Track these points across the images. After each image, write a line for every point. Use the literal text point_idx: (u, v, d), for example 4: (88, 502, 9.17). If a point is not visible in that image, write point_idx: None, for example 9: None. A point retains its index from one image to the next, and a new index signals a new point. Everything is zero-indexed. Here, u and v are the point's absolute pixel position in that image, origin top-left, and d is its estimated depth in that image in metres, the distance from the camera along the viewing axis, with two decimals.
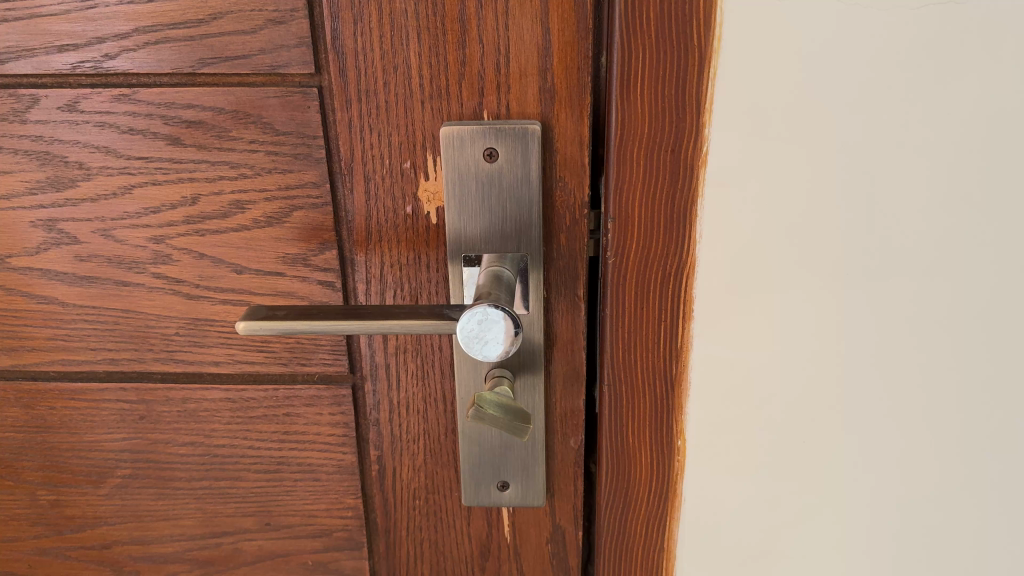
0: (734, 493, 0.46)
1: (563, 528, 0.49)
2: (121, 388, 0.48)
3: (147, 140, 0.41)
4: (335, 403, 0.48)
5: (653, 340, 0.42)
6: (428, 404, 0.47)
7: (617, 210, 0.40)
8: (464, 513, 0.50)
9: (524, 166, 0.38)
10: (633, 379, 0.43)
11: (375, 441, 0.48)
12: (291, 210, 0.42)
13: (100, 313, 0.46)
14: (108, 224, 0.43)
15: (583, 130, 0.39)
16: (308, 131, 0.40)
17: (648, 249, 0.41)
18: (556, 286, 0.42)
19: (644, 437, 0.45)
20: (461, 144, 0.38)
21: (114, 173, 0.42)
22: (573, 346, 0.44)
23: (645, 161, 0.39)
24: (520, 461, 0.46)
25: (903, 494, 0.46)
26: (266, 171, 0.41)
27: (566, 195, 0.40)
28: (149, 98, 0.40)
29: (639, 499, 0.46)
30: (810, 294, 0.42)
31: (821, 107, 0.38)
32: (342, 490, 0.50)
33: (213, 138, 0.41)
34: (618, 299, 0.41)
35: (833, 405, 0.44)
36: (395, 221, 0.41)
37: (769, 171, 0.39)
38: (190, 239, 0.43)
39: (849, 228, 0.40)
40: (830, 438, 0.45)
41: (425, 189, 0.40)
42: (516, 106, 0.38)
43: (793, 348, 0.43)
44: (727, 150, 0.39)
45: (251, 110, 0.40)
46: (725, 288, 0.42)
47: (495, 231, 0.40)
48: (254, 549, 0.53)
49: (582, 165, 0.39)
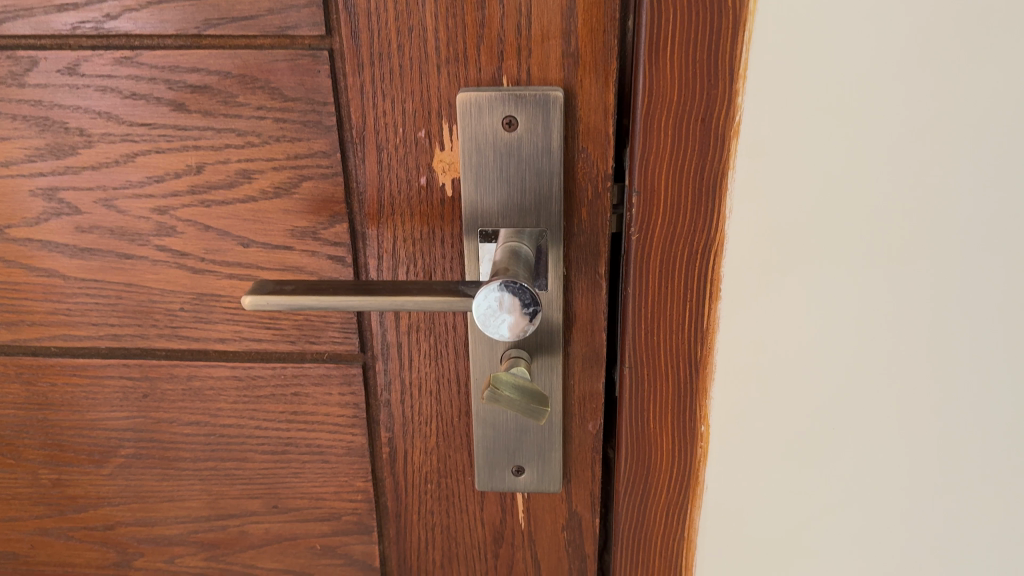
0: (756, 481, 0.45)
1: (580, 515, 0.47)
2: (124, 364, 0.47)
3: (150, 106, 0.39)
4: (345, 382, 0.46)
5: (678, 321, 0.41)
6: (442, 384, 0.45)
7: (642, 183, 0.38)
8: (477, 499, 0.48)
9: (544, 136, 0.36)
10: (656, 361, 0.41)
11: (386, 422, 0.47)
12: (300, 180, 0.40)
13: (102, 287, 0.44)
14: (110, 193, 0.42)
15: (608, 98, 0.37)
16: (318, 97, 0.38)
17: (674, 225, 0.38)
18: (577, 263, 0.40)
19: (667, 422, 0.43)
20: (479, 111, 0.36)
21: (117, 140, 0.40)
22: (593, 327, 0.42)
23: (673, 132, 0.37)
24: (536, 445, 0.44)
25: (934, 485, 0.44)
26: (274, 139, 0.39)
27: (588, 167, 0.38)
28: (152, 61, 0.38)
29: (659, 486, 0.45)
30: (844, 274, 0.40)
31: (863, 75, 0.36)
32: (352, 472, 0.48)
33: (219, 104, 0.39)
34: (641, 278, 0.39)
35: (864, 392, 0.42)
36: (409, 193, 0.39)
37: (805, 144, 0.37)
38: (195, 209, 0.41)
39: (887, 205, 0.39)
40: (860, 425, 0.43)
41: (441, 159, 0.38)
42: (537, 72, 0.36)
43: (825, 330, 0.41)
44: (760, 121, 0.37)
45: (258, 74, 0.38)
46: (754, 267, 0.40)
47: (514, 204, 0.38)
48: (261, 532, 0.51)
49: (607, 135, 0.37)
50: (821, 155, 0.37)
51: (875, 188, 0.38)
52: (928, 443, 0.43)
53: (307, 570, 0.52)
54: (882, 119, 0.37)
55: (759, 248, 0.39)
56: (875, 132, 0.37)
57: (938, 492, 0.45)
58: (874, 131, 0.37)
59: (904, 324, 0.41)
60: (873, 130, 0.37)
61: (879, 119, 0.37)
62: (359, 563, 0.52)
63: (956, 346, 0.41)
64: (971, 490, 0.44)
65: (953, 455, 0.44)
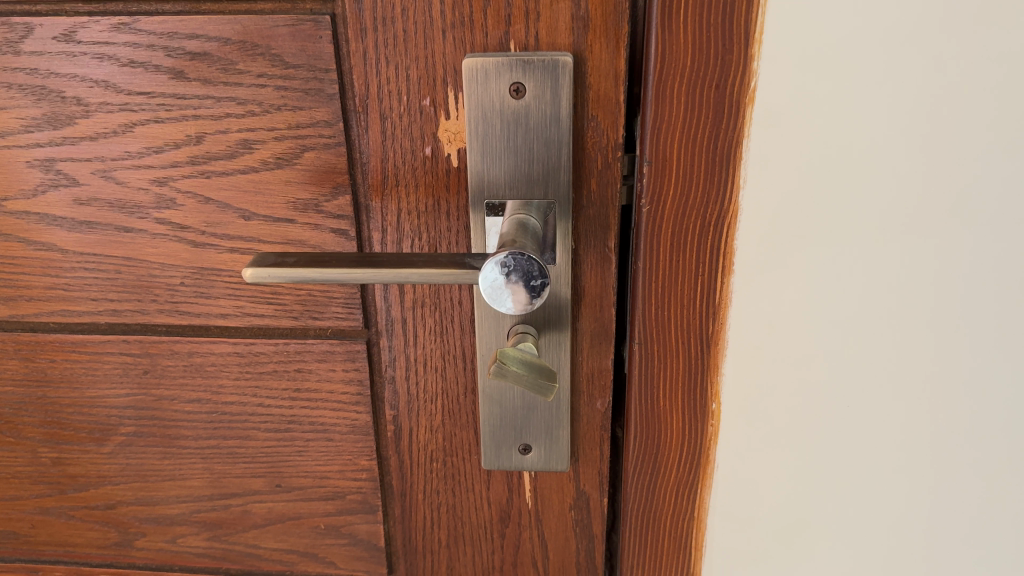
0: (766, 458, 0.44)
1: (588, 494, 0.47)
2: (124, 341, 0.46)
3: (148, 74, 0.38)
4: (349, 359, 0.45)
5: (689, 296, 0.40)
6: (447, 361, 0.44)
7: (653, 153, 0.37)
8: (483, 478, 0.47)
9: (553, 103, 0.35)
10: (666, 337, 0.41)
11: (391, 400, 0.46)
12: (302, 150, 0.39)
13: (102, 261, 0.44)
14: (109, 164, 0.41)
15: (619, 64, 0.36)
16: (320, 64, 0.37)
17: (687, 197, 0.37)
18: (585, 236, 0.39)
19: (678, 399, 0.42)
20: (486, 77, 0.35)
21: (115, 109, 0.39)
22: (602, 302, 0.41)
23: (685, 99, 0.36)
24: (543, 423, 0.43)
25: (949, 466, 0.44)
26: (275, 108, 0.38)
27: (597, 136, 0.37)
28: (150, 28, 0.37)
29: (669, 465, 0.44)
30: (859, 248, 0.39)
31: (883, 39, 0.35)
32: (356, 451, 0.48)
33: (218, 72, 0.38)
34: (652, 250, 0.38)
35: (879, 370, 0.41)
36: (413, 163, 0.38)
37: (820, 113, 0.36)
38: (195, 181, 0.40)
39: (905, 177, 0.37)
40: (875, 403, 0.42)
41: (446, 128, 0.37)
42: (545, 36, 0.35)
43: (840, 306, 0.40)
44: (775, 88, 0.36)
45: (259, 40, 0.37)
46: (767, 241, 0.39)
47: (521, 175, 0.37)
48: (264, 511, 0.51)
49: (617, 103, 0.36)
50: (838, 124, 0.36)
51: (893, 159, 0.37)
52: (944, 423, 0.42)
53: (310, 550, 0.52)
54: (902, 87, 0.36)
55: (772, 221, 0.38)
56: (895, 101, 0.36)
57: (953, 473, 0.44)
58: (893, 99, 0.36)
59: (922, 300, 0.40)
60: (893, 98, 0.36)
61: (898, 87, 0.36)
62: (363, 543, 0.51)
63: (974, 323, 0.40)
64: (988, 471, 0.43)
65: (969, 436, 0.43)
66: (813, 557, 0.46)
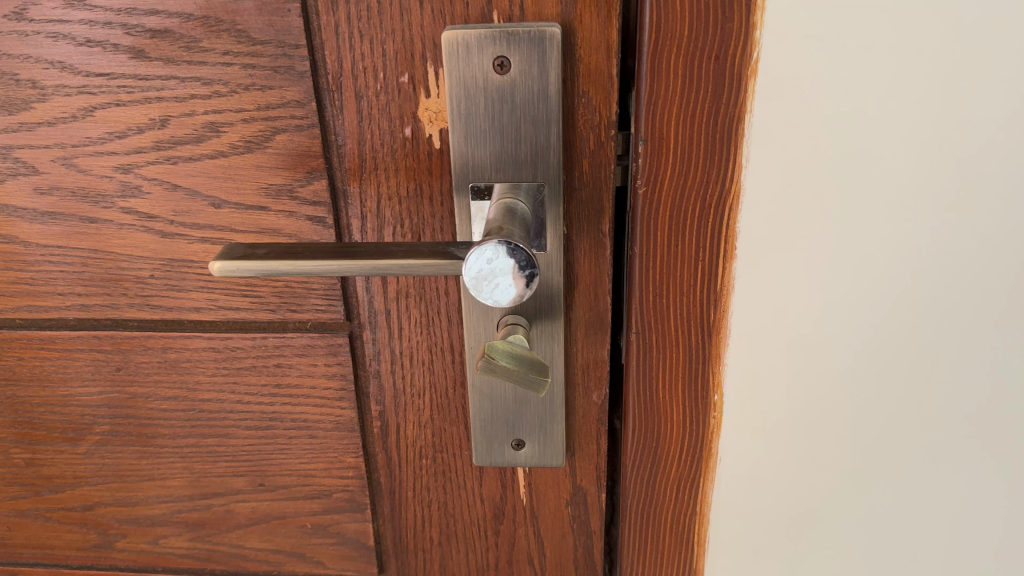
0: (772, 449, 0.42)
1: (585, 489, 0.44)
2: (94, 337, 0.44)
3: (107, 53, 0.36)
4: (331, 353, 0.42)
5: (689, 283, 0.37)
6: (435, 354, 0.42)
7: (649, 131, 0.34)
8: (476, 474, 0.45)
9: (541, 79, 0.33)
10: (665, 325, 0.38)
11: (376, 394, 0.44)
12: (273, 133, 0.36)
13: (66, 253, 0.41)
14: (70, 151, 0.38)
15: (612, 35, 0.33)
16: (290, 39, 0.34)
17: (686, 177, 0.35)
18: (578, 220, 0.37)
19: (679, 390, 0.40)
20: (467, 51, 0.33)
21: (73, 92, 0.37)
22: (598, 290, 0.39)
23: (682, 71, 0.33)
24: (537, 417, 0.41)
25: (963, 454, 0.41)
26: (243, 88, 0.35)
27: (589, 113, 0.34)
28: (107, 4, 0.35)
29: (669, 457, 0.42)
30: (870, 227, 0.36)
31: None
32: (341, 448, 0.46)
33: (181, 50, 0.35)
34: (649, 235, 0.36)
35: (888, 355, 0.39)
36: (393, 145, 0.36)
37: (831, 83, 0.33)
38: (162, 167, 0.38)
39: (917, 151, 0.35)
40: (884, 389, 0.40)
41: (426, 107, 0.35)
42: (531, 6, 0.33)
43: (849, 288, 0.38)
44: (779, 59, 0.33)
45: (223, 15, 0.34)
46: (772, 222, 0.36)
47: (508, 156, 0.34)
48: (248, 511, 0.49)
49: (610, 77, 0.34)
50: (848, 94, 0.34)
51: (907, 130, 0.34)
52: (958, 409, 0.40)
53: (297, 550, 0.50)
54: (915, 55, 0.33)
55: (778, 201, 0.36)
56: (907, 70, 0.33)
57: (966, 462, 0.42)
58: (905, 68, 0.33)
59: (934, 280, 0.38)
60: (905, 66, 0.33)
61: (911, 54, 0.33)
62: (352, 543, 0.49)
63: (991, 307, 0.38)
64: (1003, 460, 0.41)
65: (983, 423, 0.41)
66: (818, 550, 0.44)
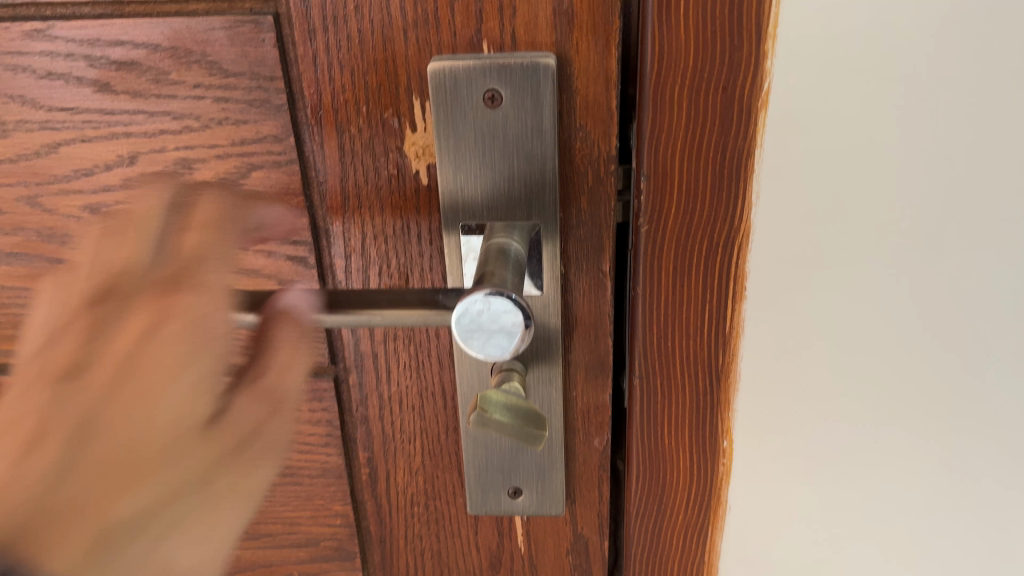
0: (784, 495, 0.40)
1: (587, 537, 0.42)
2: None
3: (71, 87, 0.33)
4: (316, 398, 0.40)
5: (695, 326, 0.35)
6: (425, 399, 0.39)
7: (652, 167, 0.32)
8: (471, 522, 0.42)
9: (535, 113, 0.31)
10: (671, 370, 0.36)
11: (364, 440, 0.41)
12: (249, 169, 0.34)
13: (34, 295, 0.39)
14: (34, 190, 0.36)
15: (611, 64, 0.30)
16: (264, 71, 0.32)
17: (691, 216, 0.32)
18: (576, 259, 0.34)
19: (687, 437, 0.38)
20: (455, 84, 0.30)
21: (35, 128, 0.34)
22: (597, 331, 0.36)
23: (687, 104, 0.31)
24: (534, 466, 0.39)
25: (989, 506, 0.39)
26: (216, 122, 0.33)
27: (588, 147, 0.32)
28: (69, 35, 0.32)
29: (675, 506, 0.39)
30: (893, 269, 0.34)
31: (922, 27, 0.29)
32: (328, 495, 0.43)
33: (149, 83, 0.33)
34: (653, 276, 0.34)
35: (908, 401, 0.37)
36: (377, 182, 0.34)
37: (851, 116, 0.31)
38: (132, 207, 0.36)
39: (943, 188, 0.32)
40: (904, 436, 0.38)
41: (413, 142, 0.32)
42: (523, 34, 0.30)
43: (866, 331, 0.35)
44: (792, 90, 0.30)
45: (192, 45, 0.32)
46: (784, 259, 0.34)
47: (501, 194, 0.32)
48: (231, 560, 0.46)
49: (609, 110, 0.31)
50: (869, 127, 0.31)
51: (936, 168, 0.32)
52: (985, 461, 0.38)
53: None
54: (942, 85, 0.30)
55: (790, 237, 0.33)
56: (932, 102, 0.31)
57: (990, 510, 0.39)
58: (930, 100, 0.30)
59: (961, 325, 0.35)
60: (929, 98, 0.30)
61: (937, 86, 0.30)
62: None
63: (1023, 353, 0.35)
64: None
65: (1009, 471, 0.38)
66: None
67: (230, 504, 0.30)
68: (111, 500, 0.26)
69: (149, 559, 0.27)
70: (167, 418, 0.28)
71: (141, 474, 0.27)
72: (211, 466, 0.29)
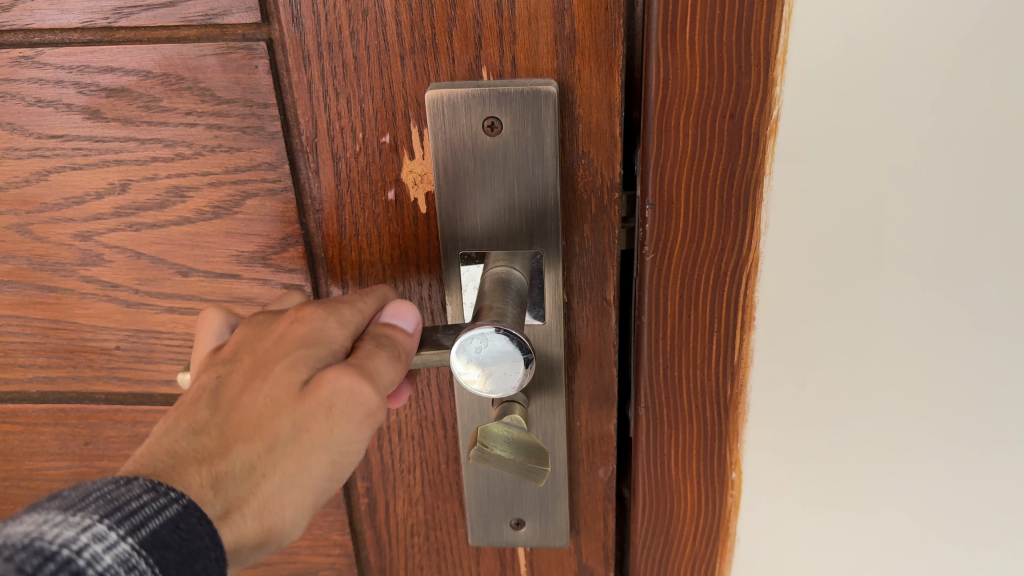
0: (797, 535, 0.38)
1: (592, 568, 0.41)
2: (58, 410, 0.40)
3: (60, 114, 0.32)
4: None
5: (702, 355, 0.34)
6: (425, 428, 0.38)
7: (656, 194, 0.31)
8: (472, 552, 0.41)
9: (536, 140, 0.30)
10: (677, 399, 0.35)
11: (363, 471, 0.40)
12: (243, 197, 0.33)
13: (27, 323, 0.38)
14: (24, 218, 0.35)
15: (614, 91, 0.30)
16: (258, 98, 0.31)
17: (697, 244, 0.32)
18: (580, 288, 0.34)
19: (693, 468, 0.37)
20: (454, 111, 0.30)
21: (24, 155, 0.33)
22: (601, 361, 0.35)
23: (693, 132, 0.30)
24: (537, 497, 0.38)
25: (1010, 557, 0.37)
26: (208, 149, 0.32)
27: (591, 175, 0.31)
28: (58, 61, 0.31)
29: (682, 537, 0.38)
30: (910, 302, 0.32)
31: (941, 54, 0.28)
32: (327, 525, 0.42)
33: (140, 110, 0.32)
34: (658, 304, 0.33)
35: (927, 441, 0.35)
36: (374, 211, 0.33)
37: (865, 144, 0.30)
38: (123, 235, 0.35)
39: (961, 219, 0.31)
40: (924, 478, 0.36)
41: (410, 169, 0.32)
42: (524, 60, 0.29)
43: (882, 367, 0.34)
44: (802, 117, 0.29)
45: (184, 72, 0.31)
46: (796, 290, 0.33)
47: (502, 223, 0.31)
48: None
49: (613, 138, 0.30)
50: (885, 157, 0.30)
51: (953, 200, 0.30)
52: (1008, 509, 0.36)
53: None
54: (958, 112, 0.29)
55: (802, 272, 0.32)
56: (948, 129, 0.29)
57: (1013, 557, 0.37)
58: (946, 125, 0.29)
59: (982, 368, 0.33)
60: (946, 125, 0.29)
61: (954, 112, 0.29)
62: None
63: None
64: None
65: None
66: None
67: (324, 464, 0.26)
68: (217, 452, 0.25)
69: (237, 503, 0.24)
70: (270, 383, 0.26)
71: (241, 431, 0.25)
72: (305, 416, 0.25)
